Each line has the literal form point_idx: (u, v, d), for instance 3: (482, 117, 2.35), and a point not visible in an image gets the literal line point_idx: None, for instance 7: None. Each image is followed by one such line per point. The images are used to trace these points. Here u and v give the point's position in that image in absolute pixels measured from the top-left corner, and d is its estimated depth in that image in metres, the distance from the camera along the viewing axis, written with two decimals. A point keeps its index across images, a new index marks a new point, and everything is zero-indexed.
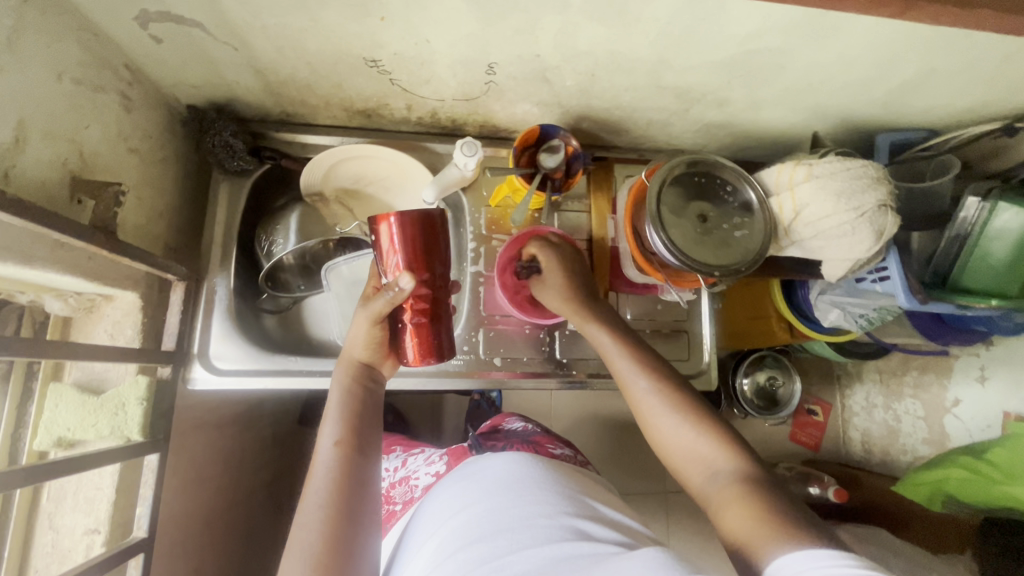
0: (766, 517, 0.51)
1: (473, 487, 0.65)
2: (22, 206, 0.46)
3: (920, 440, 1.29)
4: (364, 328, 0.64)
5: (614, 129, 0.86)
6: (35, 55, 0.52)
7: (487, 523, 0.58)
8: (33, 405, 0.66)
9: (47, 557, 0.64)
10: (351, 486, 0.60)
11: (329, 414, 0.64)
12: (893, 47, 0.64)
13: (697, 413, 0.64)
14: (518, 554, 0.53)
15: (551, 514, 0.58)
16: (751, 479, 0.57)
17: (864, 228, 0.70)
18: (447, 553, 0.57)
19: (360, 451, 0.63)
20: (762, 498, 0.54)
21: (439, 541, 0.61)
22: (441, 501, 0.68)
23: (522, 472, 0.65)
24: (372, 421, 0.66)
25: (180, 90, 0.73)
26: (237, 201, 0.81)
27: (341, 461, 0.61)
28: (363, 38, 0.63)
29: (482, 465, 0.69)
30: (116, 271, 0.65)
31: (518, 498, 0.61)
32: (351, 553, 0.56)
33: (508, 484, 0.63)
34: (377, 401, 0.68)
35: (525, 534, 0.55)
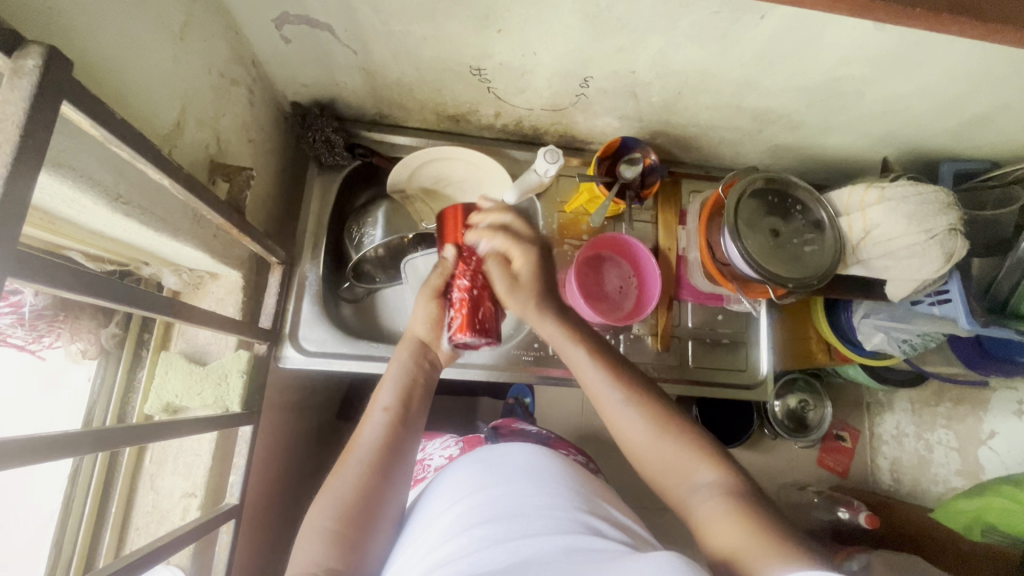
0: (762, 534, 0.52)
1: (484, 470, 0.63)
2: (191, 182, 0.51)
3: (952, 471, 1.32)
4: (424, 305, 0.71)
5: (685, 146, 0.90)
6: (196, 47, 0.57)
7: (499, 507, 0.55)
8: (142, 371, 0.70)
9: (148, 515, 0.67)
10: (393, 454, 0.63)
11: (386, 381, 0.68)
12: (974, 81, 0.68)
13: (666, 418, 0.64)
14: (531, 541, 0.50)
15: (570, 507, 0.56)
16: (734, 490, 0.57)
17: (934, 249, 0.72)
18: (457, 527, 0.55)
19: (408, 426, 0.66)
20: (750, 510, 0.55)
21: (449, 515, 0.58)
22: (451, 481, 0.65)
23: (541, 463, 0.63)
24: (422, 400, 0.69)
25: (290, 87, 0.79)
26: (328, 194, 0.86)
27: (389, 428, 0.65)
28: (476, 48, 0.68)
29: (503, 450, 0.66)
30: (230, 251, 0.70)
31: (536, 488, 0.58)
32: (375, 515, 0.59)
33: (526, 471, 0.61)
34: (432, 383, 0.72)
35: (540, 521, 0.53)
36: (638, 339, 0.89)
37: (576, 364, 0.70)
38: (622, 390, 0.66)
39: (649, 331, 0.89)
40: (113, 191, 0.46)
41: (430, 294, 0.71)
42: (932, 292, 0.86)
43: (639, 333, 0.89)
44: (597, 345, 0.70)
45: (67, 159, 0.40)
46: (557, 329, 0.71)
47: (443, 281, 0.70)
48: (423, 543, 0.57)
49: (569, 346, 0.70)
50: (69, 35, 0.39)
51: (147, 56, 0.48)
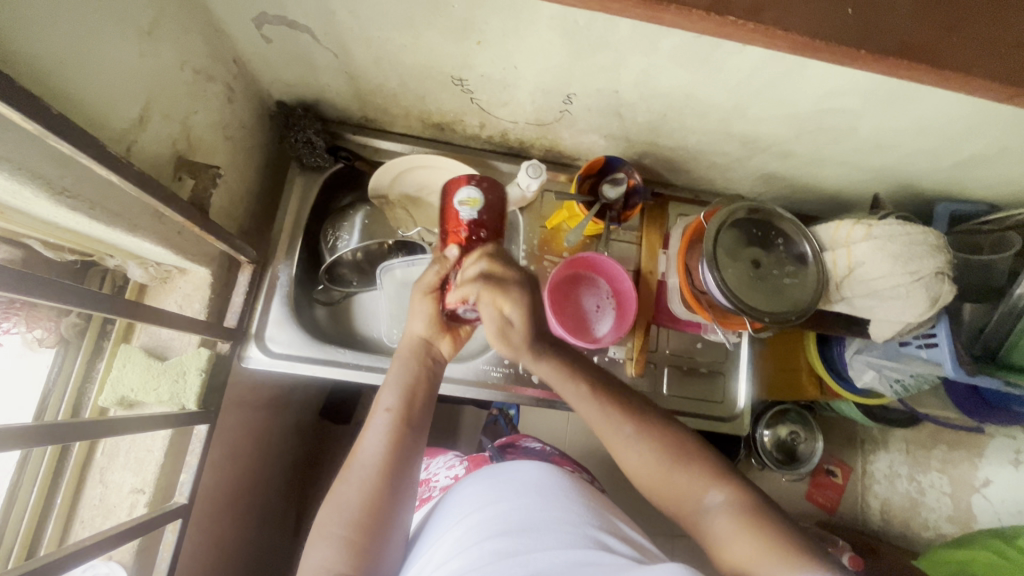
0: (779, 554, 0.49)
1: (494, 486, 0.63)
2: (142, 179, 0.50)
3: (944, 518, 1.25)
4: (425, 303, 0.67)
5: (675, 168, 0.88)
6: (167, 44, 0.57)
7: (511, 520, 0.55)
8: (102, 362, 0.70)
9: (94, 509, 0.67)
10: (399, 458, 0.60)
11: (388, 380, 0.65)
12: (968, 121, 0.66)
13: (675, 448, 0.60)
14: (542, 554, 0.50)
15: (579, 521, 0.56)
16: (745, 505, 0.54)
17: (919, 293, 0.70)
18: (465, 545, 0.55)
19: (414, 429, 0.63)
20: (763, 525, 0.52)
21: (458, 532, 0.58)
22: (461, 498, 0.65)
23: (549, 480, 0.63)
24: (428, 399, 0.66)
25: (275, 86, 0.78)
26: (309, 195, 0.86)
27: (392, 429, 0.62)
28: (457, 58, 0.67)
29: (510, 468, 0.66)
30: (197, 248, 0.69)
31: (546, 503, 0.58)
32: (385, 521, 0.57)
33: (537, 487, 0.61)
34: (435, 380, 0.68)
35: (551, 536, 0.53)
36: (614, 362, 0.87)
37: (577, 403, 0.65)
38: (631, 424, 0.62)
39: (627, 355, 0.86)
40: (57, 185, 0.46)
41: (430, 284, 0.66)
42: (920, 335, 0.83)
43: (615, 356, 0.87)
44: (597, 377, 0.66)
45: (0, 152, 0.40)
46: (552, 369, 0.66)
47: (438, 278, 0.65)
48: (434, 559, 0.57)
49: (574, 394, 0.65)
50: (16, 30, 0.39)
51: (105, 51, 0.48)
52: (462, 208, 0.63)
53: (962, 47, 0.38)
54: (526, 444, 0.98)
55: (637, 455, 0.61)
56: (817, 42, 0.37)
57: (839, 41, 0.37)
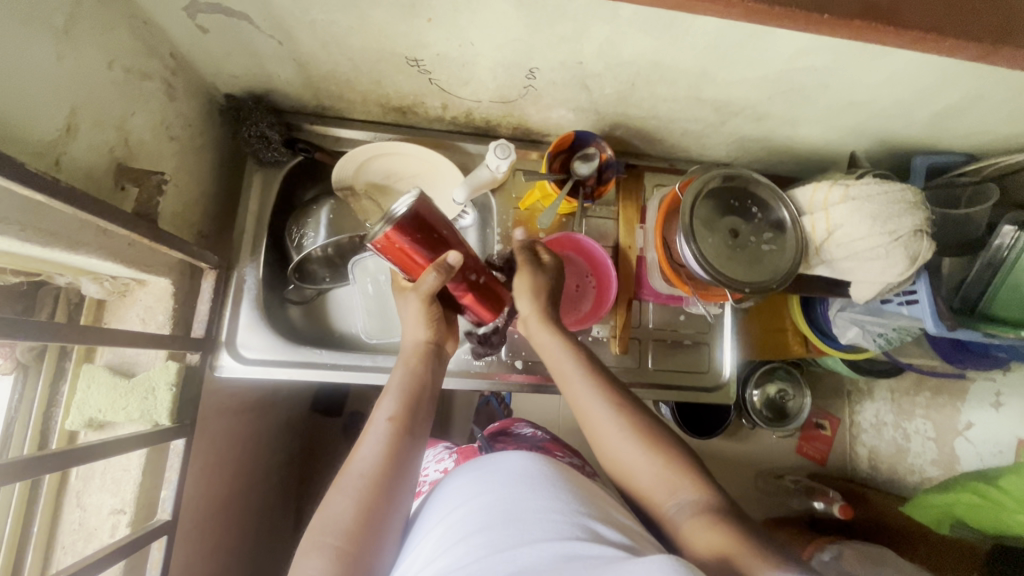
0: (743, 542, 0.52)
1: (480, 479, 0.62)
2: (72, 194, 0.47)
3: (929, 461, 1.26)
4: (417, 310, 0.67)
5: (647, 138, 0.86)
6: (89, 43, 0.52)
7: (498, 514, 0.54)
8: (65, 385, 0.67)
9: (74, 533, 0.65)
10: (401, 463, 0.60)
11: (390, 388, 0.65)
12: (943, 72, 0.63)
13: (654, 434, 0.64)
14: (528, 546, 0.49)
15: (567, 510, 0.55)
16: (714, 508, 0.57)
17: (898, 252, 0.69)
18: (450, 543, 0.54)
19: (414, 436, 0.63)
20: (732, 527, 0.54)
21: (444, 529, 0.57)
22: (448, 493, 0.64)
23: (537, 468, 0.62)
24: (427, 407, 0.66)
25: (220, 79, 0.73)
26: (269, 192, 0.82)
27: (391, 438, 0.61)
28: (409, 38, 0.63)
29: (497, 459, 0.65)
30: (152, 259, 0.66)
31: (533, 494, 0.57)
32: (379, 526, 0.56)
33: (523, 476, 0.60)
34: (433, 386, 0.68)
35: (538, 528, 0.52)
36: (598, 342, 0.86)
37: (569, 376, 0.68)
38: (614, 407, 0.65)
39: (609, 333, 0.85)
40: None
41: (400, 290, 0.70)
42: (901, 292, 0.83)
43: (598, 335, 0.86)
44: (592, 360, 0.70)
45: None
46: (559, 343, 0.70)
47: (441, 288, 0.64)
48: (420, 556, 0.56)
49: (572, 373, 0.68)
50: None
51: (16, 57, 0.44)
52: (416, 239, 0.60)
53: None
54: (518, 430, 0.98)
55: (616, 438, 0.64)
56: None
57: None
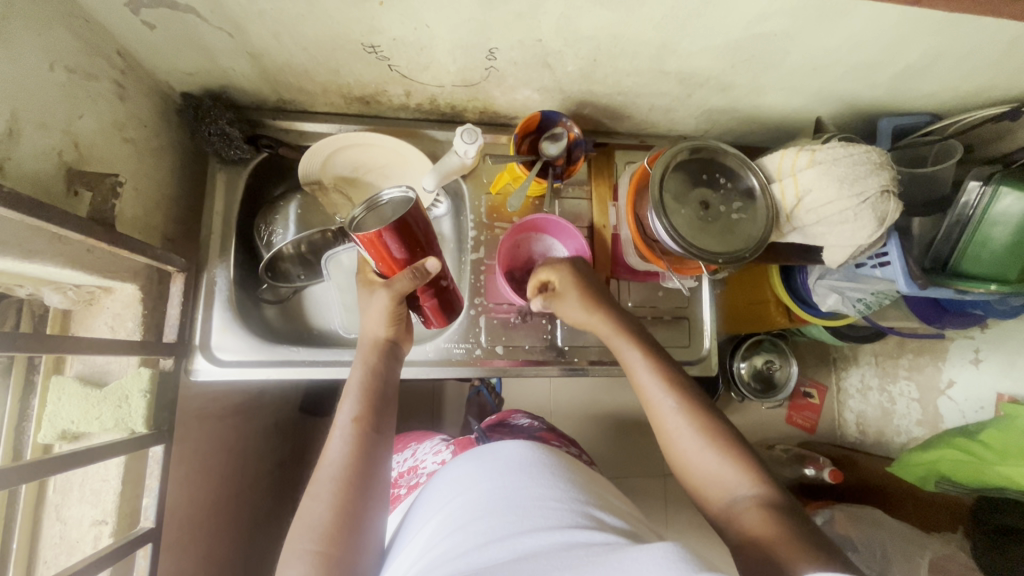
0: (795, 545, 0.50)
1: (478, 466, 0.61)
2: (19, 198, 0.45)
3: (914, 422, 1.29)
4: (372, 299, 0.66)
5: (615, 115, 0.85)
6: (26, 43, 0.51)
7: (497, 500, 0.54)
8: (36, 398, 0.65)
9: (55, 548, 0.64)
10: (366, 459, 0.60)
11: (349, 389, 0.65)
12: (899, 31, 0.64)
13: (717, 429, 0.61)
14: (527, 535, 0.49)
15: (567, 496, 0.56)
16: (773, 504, 0.54)
17: (867, 214, 0.70)
18: (449, 532, 0.54)
19: (375, 432, 0.62)
20: (787, 524, 0.52)
21: (441, 519, 0.57)
22: (446, 480, 0.64)
23: (535, 454, 0.62)
24: (388, 404, 0.66)
25: (174, 77, 0.72)
26: (234, 191, 0.81)
27: (355, 437, 0.61)
28: (362, 23, 0.62)
29: (495, 447, 0.64)
30: (116, 264, 0.64)
31: (531, 483, 0.57)
32: (357, 524, 0.57)
33: (521, 461, 0.60)
34: (391, 378, 0.68)
35: (538, 514, 0.52)
36: None
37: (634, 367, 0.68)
38: (683, 407, 0.63)
39: None
40: None
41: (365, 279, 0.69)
42: (873, 255, 0.83)
43: None
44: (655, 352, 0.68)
45: None
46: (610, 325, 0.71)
47: (411, 288, 0.63)
48: (418, 545, 0.56)
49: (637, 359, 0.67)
50: None
51: None
52: (400, 240, 0.59)
53: None
54: (515, 422, 0.99)
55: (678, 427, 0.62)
56: None
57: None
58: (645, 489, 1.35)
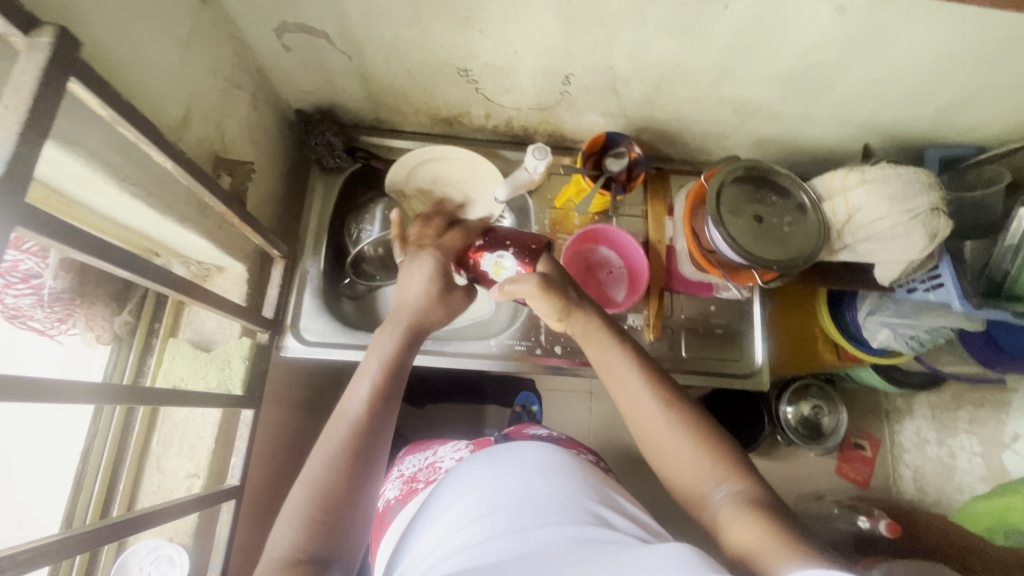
0: (784, 539, 0.50)
1: (494, 467, 0.64)
2: (193, 168, 0.55)
3: (978, 478, 1.22)
4: (432, 264, 0.70)
5: (673, 141, 0.93)
6: (202, 53, 0.63)
7: (508, 503, 0.56)
8: (152, 358, 0.74)
9: (152, 495, 0.70)
10: (388, 412, 0.58)
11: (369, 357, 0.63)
12: (942, 63, 0.70)
13: (699, 430, 0.61)
14: (545, 528, 0.53)
15: (580, 496, 0.59)
16: (758, 500, 0.55)
17: (917, 229, 0.73)
18: (466, 521, 0.56)
19: (394, 390, 0.60)
20: (774, 518, 0.52)
21: (460, 509, 0.60)
22: (462, 476, 0.66)
23: (550, 456, 0.65)
24: (403, 374, 0.63)
25: (294, 95, 0.84)
26: (329, 195, 0.91)
27: (368, 401, 0.58)
28: (461, 49, 0.73)
29: (510, 451, 0.66)
30: (235, 243, 0.74)
31: (545, 479, 0.60)
32: (358, 493, 0.52)
33: (536, 463, 0.63)
34: (424, 330, 0.67)
35: (553, 510, 0.55)
36: (633, 330, 0.90)
37: (614, 371, 0.66)
38: (674, 418, 0.62)
39: (643, 321, 0.90)
40: (122, 173, 0.50)
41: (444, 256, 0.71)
42: (925, 277, 0.85)
43: (633, 324, 0.90)
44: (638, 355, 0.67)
45: (77, 138, 0.45)
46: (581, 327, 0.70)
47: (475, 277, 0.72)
48: (434, 538, 0.59)
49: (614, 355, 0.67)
50: (95, 47, 0.46)
51: (156, 56, 0.54)
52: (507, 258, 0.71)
53: None
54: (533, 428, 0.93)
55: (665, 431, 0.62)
56: None
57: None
58: (690, 526, 1.32)
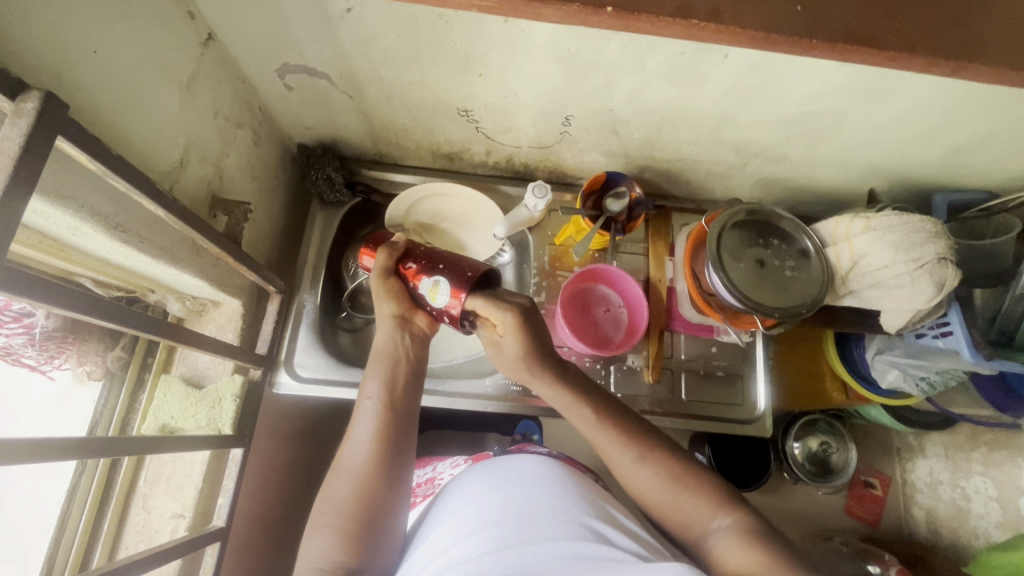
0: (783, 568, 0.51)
1: (492, 478, 0.62)
2: (186, 214, 0.55)
3: (993, 525, 1.10)
4: (379, 286, 0.69)
5: (675, 179, 0.92)
6: (202, 95, 0.63)
7: (505, 515, 0.55)
8: (143, 394, 0.73)
9: (137, 535, 0.69)
10: (387, 443, 0.62)
11: (370, 370, 0.66)
12: (947, 111, 0.69)
13: (680, 471, 0.61)
14: (541, 545, 0.51)
15: (574, 510, 0.57)
16: (749, 529, 0.55)
17: (924, 279, 0.71)
18: (463, 533, 0.55)
19: (399, 403, 0.64)
20: (770, 551, 0.53)
21: (456, 520, 0.58)
22: (461, 487, 0.64)
23: (547, 469, 0.63)
24: (413, 383, 0.66)
25: (295, 130, 0.85)
26: (330, 228, 0.91)
27: (376, 417, 0.63)
28: (461, 91, 0.73)
29: (508, 460, 0.65)
30: (230, 280, 0.74)
31: (542, 492, 0.58)
32: (376, 505, 0.58)
33: (532, 477, 0.61)
34: (422, 358, 0.68)
35: (548, 525, 0.54)
36: (632, 370, 0.89)
37: (585, 428, 0.65)
38: (651, 464, 0.61)
39: (641, 362, 0.89)
40: (112, 220, 0.50)
41: (380, 275, 0.70)
42: (935, 324, 0.82)
43: (633, 365, 0.89)
44: (605, 405, 0.66)
45: (68, 191, 0.45)
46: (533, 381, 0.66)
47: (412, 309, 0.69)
48: (431, 547, 0.57)
49: (580, 415, 0.65)
50: (90, 102, 0.46)
51: (154, 104, 0.54)
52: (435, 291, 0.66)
53: (905, 30, 0.41)
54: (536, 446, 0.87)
55: (646, 481, 0.61)
56: (773, 36, 0.41)
57: (797, 32, 0.41)
58: None
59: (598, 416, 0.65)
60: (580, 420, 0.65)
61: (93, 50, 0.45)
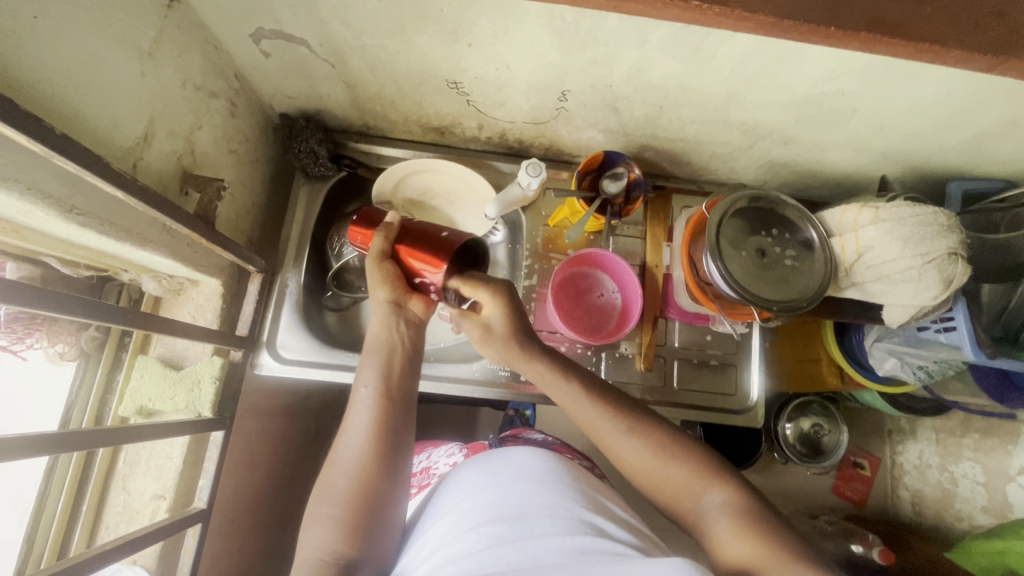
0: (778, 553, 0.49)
1: (488, 471, 0.59)
2: (148, 194, 0.52)
3: (980, 509, 1.09)
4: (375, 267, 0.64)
5: (677, 159, 0.88)
6: (169, 65, 0.59)
7: (502, 511, 0.52)
8: (121, 374, 0.72)
9: (117, 515, 0.69)
10: (387, 434, 0.59)
11: (365, 357, 0.63)
12: (971, 97, 0.64)
13: (668, 441, 0.60)
14: (540, 539, 0.48)
15: (573, 504, 0.54)
16: (743, 508, 0.54)
17: (931, 275, 0.68)
18: (460, 530, 0.52)
19: (398, 395, 0.61)
20: (761, 531, 0.51)
21: (453, 518, 0.55)
22: (456, 483, 0.61)
23: (546, 462, 0.60)
24: (411, 371, 0.63)
25: (277, 99, 0.80)
26: (314, 204, 0.88)
27: (374, 407, 0.60)
28: (449, 62, 0.68)
29: (507, 453, 0.62)
30: (206, 259, 0.71)
31: (540, 487, 0.55)
32: (377, 497, 0.56)
33: (532, 470, 0.58)
34: (419, 344, 0.65)
35: (547, 519, 0.51)
36: (623, 358, 0.87)
37: (569, 404, 0.63)
38: (641, 437, 0.60)
39: (633, 349, 0.86)
40: (66, 203, 0.47)
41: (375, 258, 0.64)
42: (938, 318, 0.79)
43: (625, 352, 0.87)
44: (591, 380, 0.64)
45: (11, 173, 0.42)
46: (545, 369, 0.63)
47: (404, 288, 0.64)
48: (428, 544, 0.55)
49: (559, 386, 0.63)
50: (33, 73, 0.42)
51: (110, 74, 0.50)
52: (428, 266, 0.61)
53: (936, 19, 0.38)
54: (530, 434, 0.85)
55: (632, 453, 0.60)
56: (784, 21, 0.37)
57: (810, 19, 0.37)
58: None
59: (584, 386, 0.63)
60: (564, 393, 0.63)
61: (32, 15, 0.41)
